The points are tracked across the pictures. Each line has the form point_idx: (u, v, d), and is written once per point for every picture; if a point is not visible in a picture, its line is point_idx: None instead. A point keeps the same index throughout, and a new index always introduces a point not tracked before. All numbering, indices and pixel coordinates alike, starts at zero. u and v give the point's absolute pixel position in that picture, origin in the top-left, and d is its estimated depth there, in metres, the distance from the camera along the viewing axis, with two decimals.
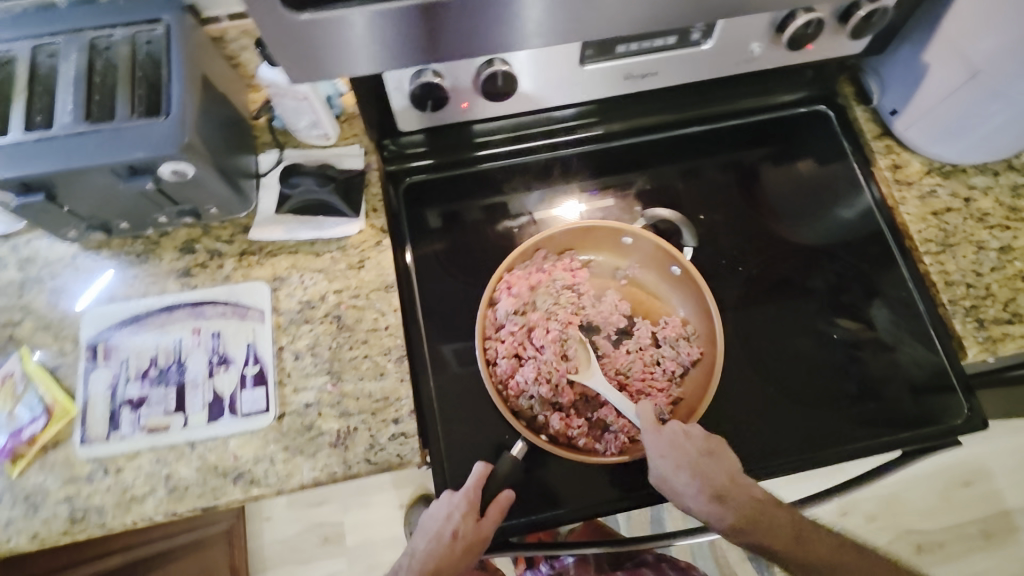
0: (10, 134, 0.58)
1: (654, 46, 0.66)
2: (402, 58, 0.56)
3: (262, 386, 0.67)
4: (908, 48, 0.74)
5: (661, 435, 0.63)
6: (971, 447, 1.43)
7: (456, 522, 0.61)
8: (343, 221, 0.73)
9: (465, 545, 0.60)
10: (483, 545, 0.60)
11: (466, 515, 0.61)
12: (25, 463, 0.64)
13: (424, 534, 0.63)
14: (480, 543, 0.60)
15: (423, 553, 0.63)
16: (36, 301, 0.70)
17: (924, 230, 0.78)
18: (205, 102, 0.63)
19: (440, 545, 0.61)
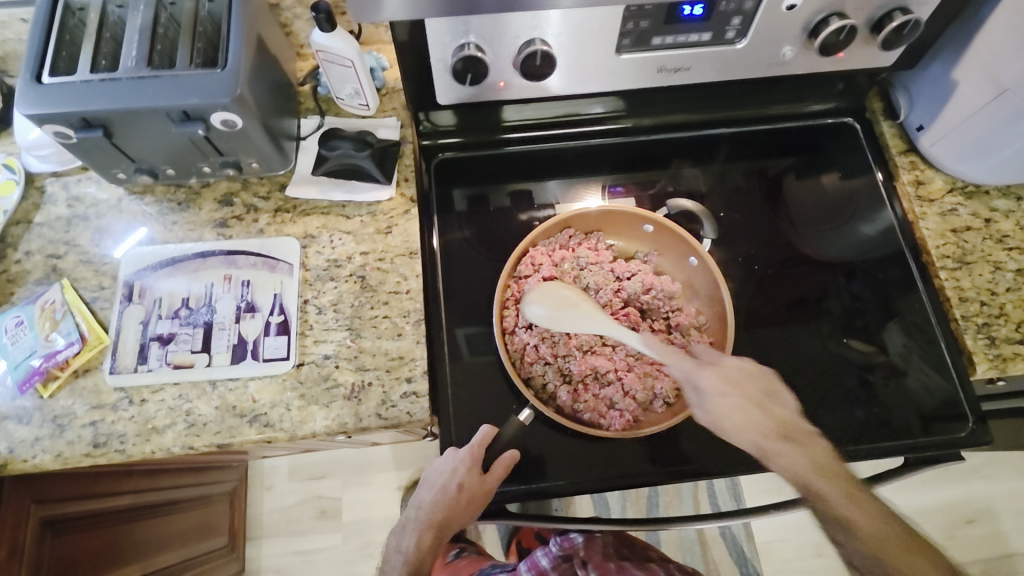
0: (78, 73, 0.62)
1: (689, 41, 0.69)
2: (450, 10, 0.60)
3: (285, 335, 0.70)
4: (938, 66, 0.76)
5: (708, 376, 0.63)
6: (977, 485, 1.41)
7: (462, 475, 0.65)
8: (375, 186, 0.76)
9: (469, 496, 0.64)
10: (485, 498, 0.64)
11: (470, 470, 0.65)
12: (56, 386, 0.67)
13: (430, 486, 0.67)
14: (484, 495, 0.64)
15: (429, 503, 0.67)
16: (80, 237, 0.74)
17: (942, 245, 0.79)
18: (258, 61, 0.67)
19: (446, 495, 0.65)
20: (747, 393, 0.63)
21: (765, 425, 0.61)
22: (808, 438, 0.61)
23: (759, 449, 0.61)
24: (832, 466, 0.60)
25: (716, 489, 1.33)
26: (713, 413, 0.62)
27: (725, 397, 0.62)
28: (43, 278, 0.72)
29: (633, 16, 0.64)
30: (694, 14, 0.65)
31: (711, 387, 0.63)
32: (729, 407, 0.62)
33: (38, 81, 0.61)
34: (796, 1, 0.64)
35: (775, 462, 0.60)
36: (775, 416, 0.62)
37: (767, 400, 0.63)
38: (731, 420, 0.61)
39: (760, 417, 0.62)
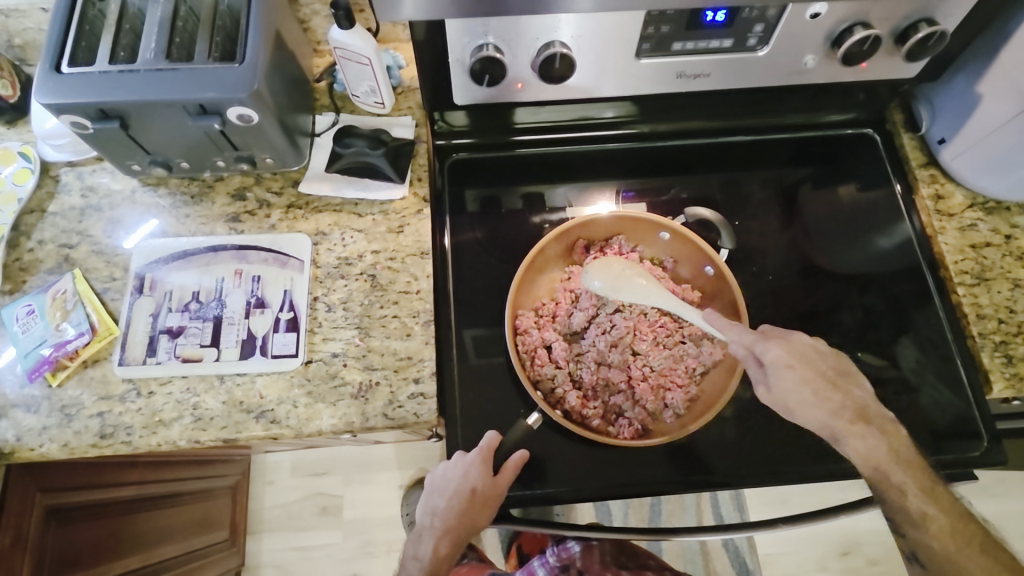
0: (96, 64, 0.62)
1: (709, 47, 0.68)
2: (469, 10, 0.59)
3: (294, 332, 0.69)
4: (963, 79, 0.75)
5: (780, 354, 0.62)
6: (984, 503, 1.39)
7: (473, 480, 0.64)
8: (388, 185, 0.76)
9: (482, 500, 0.64)
10: (497, 501, 0.65)
11: (481, 473, 0.64)
12: (65, 375, 0.67)
13: (441, 492, 0.67)
14: (495, 499, 0.65)
15: (444, 510, 0.67)
16: (93, 228, 0.74)
17: (961, 260, 0.78)
18: (276, 56, 0.66)
19: (459, 500, 0.65)
20: (819, 371, 0.62)
21: (842, 404, 0.61)
22: (884, 423, 0.61)
23: (828, 430, 0.60)
24: (905, 450, 0.60)
25: (720, 499, 1.32)
26: (777, 389, 0.62)
27: (793, 374, 0.61)
28: (55, 267, 0.72)
29: (655, 20, 0.64)
30: (716, 20, 0.64)
31: (775, 361, 0.62)
32: (795, 384, 0.61)
33: (57, 70, 0.61)
34: (820, 10, 0.63)
35: (847, 445, 0.60)
36: (852, 397, 0.62)
37: (842, 380, 0.62)
38: (799, 398, 0.61)
39: (835, 397, 0.61)
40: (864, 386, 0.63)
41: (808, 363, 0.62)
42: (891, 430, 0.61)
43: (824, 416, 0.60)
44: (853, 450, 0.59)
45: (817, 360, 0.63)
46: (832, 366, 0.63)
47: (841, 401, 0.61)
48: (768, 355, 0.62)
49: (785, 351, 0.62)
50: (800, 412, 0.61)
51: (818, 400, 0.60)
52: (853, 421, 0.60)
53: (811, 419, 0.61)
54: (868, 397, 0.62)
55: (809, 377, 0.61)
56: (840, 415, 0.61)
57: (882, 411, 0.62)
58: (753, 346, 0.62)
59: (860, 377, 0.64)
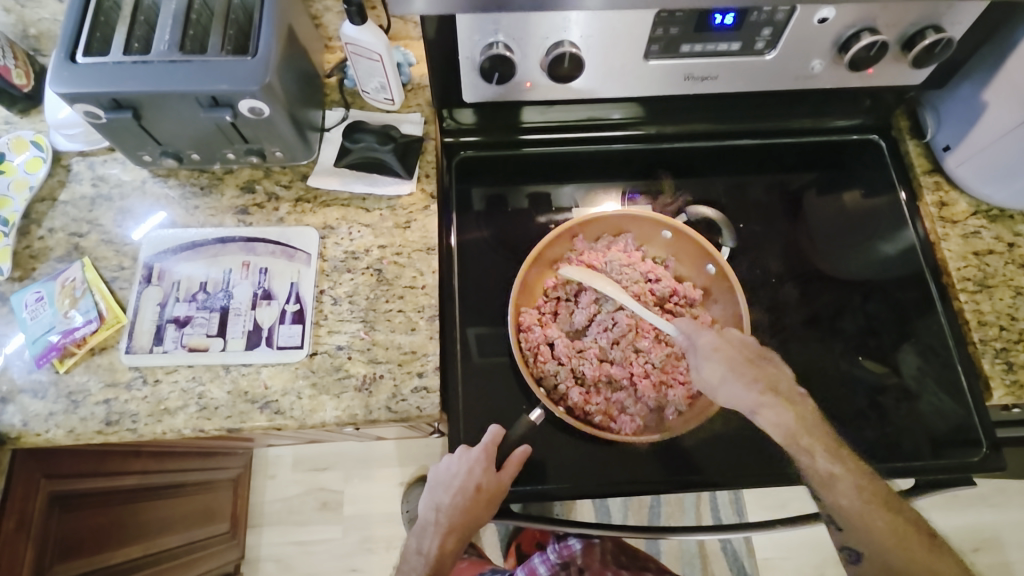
0: (111, 54, 0.62)
1: (718, 50, 0.69)
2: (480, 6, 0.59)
3: (300, 324, 0.70)
4: (968, 86, 0.75)
5: (714, 339, 0.67)
6: (984, 513, 1.39)
7: (478, 476, 0.65)
8: (396, 181, 0.77)
9: (487, 496, 0.65)
10: (501, 497, 0.65)
11: (486, 469, 0.65)
12: (72, 361, 0.67)
13: (445, 487, 0.67)
14: (500, 494, 0.65)
15: (449, 506, 0.68)
16: (103, 217, 0.75)
17: (963, 268, 0.78)
18: (288, 51, 0.67)
19: (464, 497, 0.65)
20: (737, 352, 0.66)
21: (756, 380, 0.64)
22: (795, 396, 0.65)
23: (752, 406, 0.64)
24: (814, 421, 0.64)
25: (719, 503, 1.32)
26: (705, 372, 0.66)
27: (716, 356, 0.66)
28: (65, 255, 0.73)
29: (664, 22, 0.64)
30: (725, 23, 0.65)
31: (705, 346, 0.67)
32: (714, 364, 0.65)
33: (72, 60, 0.62)
34: (828, 15, 0.64)
35: (762, 417, 0.63)
36: (767, 374, 0.65)
37: (759, 360, 0.66)
38: (719, 377, 0.65)
39: (750, 371, 0.65)
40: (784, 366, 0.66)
41: (731, 345, 0.66)
42: (798, 400, 0.65)
43: (740, 392, 0.64)
44: (767, 421, 0.63)
45: (741, 347, 0.66)
46: (753, 350, 0.67)
47: (756, 374, 0.65)
48: (701, 340, 0.68)
49: (714, 337, 0.67)
50: (720, 392, 0.65)
51: (733, 377, 0.64)
52: (761, 394, 0.64)
53: (730, 397, 0.65)
54: (781, 372, 0.66)
55: (728, 355, 0.65)
56: (752, 388, 0.64)
57: (793, 385, 0.65)
58: (691, 334, 0.69)
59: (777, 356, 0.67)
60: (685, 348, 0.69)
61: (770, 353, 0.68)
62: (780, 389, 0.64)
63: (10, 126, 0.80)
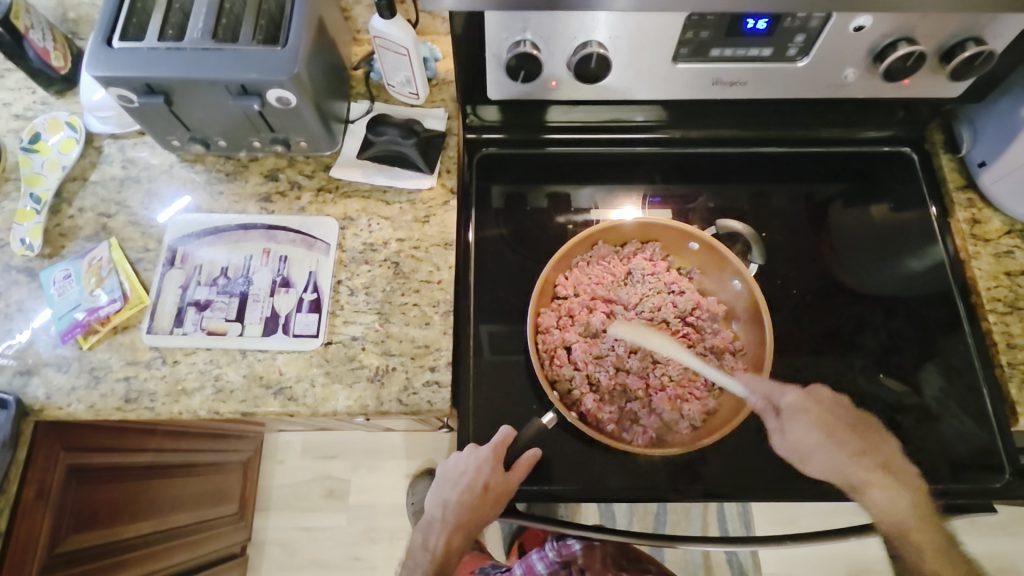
0: (145, 40, 0.64)
1: (748, 55, 0.67)
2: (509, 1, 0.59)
3: (316, 313, 0.71)
4: (1007, 101, 0.73)
5: (797, 398, 0.65)
6: (1002, 540, 1.35)
7: (486, 475, 0.65)
8: (417, 175, 0.77)
9: (495, 495, 0.65)
10: (508, 497, 0.65)
11: (494, 469, 0.65)
12: (95, 339, 0.69)
13: (452, 485, 0.67)
14: (507, 494, 0.65)
15: (456, 504, 0.67)
16: (131, 199, 0.77)
17: (994, 287, 0.76)
18: (317, 42, 0.68)
19: (472, 495, 0.65)
20: (835, 420, 0.65)
21: (861, 450, 0.64)
22: (904, 473, 0.64)
23: (848, 479, 0.64)
24: (923, 504, 0.63)
25: (727, 514, 1.30)
26: (792, 435, 0.65)
27: (806, 419, 0.64)
28: (93, 235, 0.75)
29: (694, 25, 0.63)
30: (757, 28, 0.64)
31: (791, 406, 0.65)
32: (806, 427, 0.64)
33: (108, 44, 0.63)
34: (864, 23, 0.62)
35: (871, 496, 0.63)
36: (875, 445, 0.65)
37: (861, 430, 0.65)
38: (812, 442, 0.64)
39: (853, 442, 0.64)
40: (885, 439, 0.66)
41: (825, 409, 0.66)
42: (908, 478, 0.64)
43: (844, 464, 0.63)
44: (885, 501, 0.62)
45: (833, 410, 0.66)
46: (849, 416, 0.66)
47: (860, 447, 0.64)
48: (786, 400, 0.65)
49: (801, 397, 0.65)
50: (808, 457, 0.65)
51: (830, 445, 0.64)
52: (873, 470, 0.63)
53: (826, 466, 0.64)
54: (896, 449, 0.65)
55: (823, 421, 0.64)
56: (863, 462, 0.64)
57: (907, 461, 0.65)
58: (771, 393, 0.65)
59: (882, 429, 0.66)
60: (762, 406, 0.66)
61: (870, 419, 0.67)
62: (896, 470, 0.64)
63: (47, 107, 0.82)
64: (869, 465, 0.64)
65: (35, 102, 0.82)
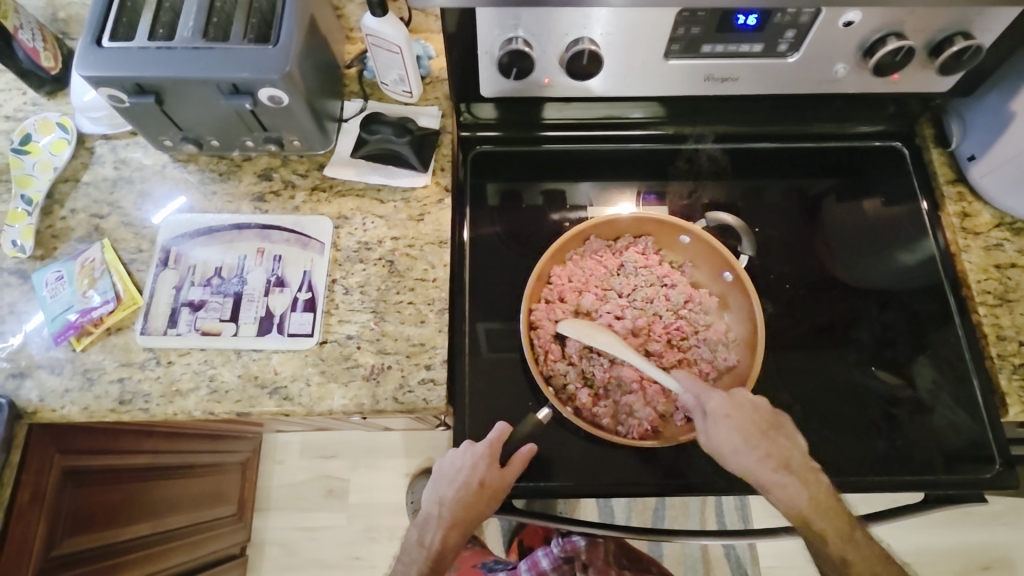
0: (136, 40, 0.63)
1: (739, 51, 0.68)
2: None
3: (311, 312, 0.70)
4: (996, 95, 0.74)
5: (722, 401, 0.63)
6: (996, 530, 1.36)
7: (482, 471, 0.65)
8: (411, 173, 0.77)
9: (492, 492, 0.65)
10: (504, 493, 0.65)
11: (490, 465, 0.65)
12: (89, 340, 0.69)
13: (448, 481, 0.67)
14: (504, 490, 0.65)
15: (452, 499, 0.66)
16: (124, 200, 0.76)
17: (984, 280, 0.77)
18: (309, 40, 0.67)
19: (468, 492, 0.65)
20: (752, 422, 0.63)
21: (768, 453, 0.62)
22: (807, 473, 0.62)
23: (760, 481, 0.62)
24: (830, 503, 0.61)
25: (724, 508, 1.31)
26: (714, 437, 0.62)
27: (728, 423, 0.62)
28: (86, 236, 0.74)
29: (686, 21, 0.64)
30: (748, 24, 0.64)
31: (715, 410, 0.63)
32: (727, 432, 0.61)
33: (98, 44, 0.63)
34: (854, 18, 0.63)
35: (774, 496, 0.62)
36: (777, 445, 0.62)
37: (771, 432, 0.63)
38: (730, 446, 0.61)
39: (762, 445, 0.62)
40: (797, 440, 0.64)
41: (744, 412, 0.63)
42: (814, 479, 0.62)
43: (753, 467, 0.61)
44: (780, 501, 0.61)
45: (751, 412, 0.63)
46: (763, 418, 0.63)
47: (767, 449, 0.62)
48: (712, 403, 0.63)
49: (728, 400, 0.63)
50: (727, 459, 0.62)
51: (745, 448, 0.61)
52: (774, 472, 0.61)
53: (742, 468, 0.62)
54: (795, 447, 0.63)
55: (744, 426, 0.62)
56: (764, 463, 0.62)
57: (808, 460, 0.63)
58: (701, 396, 0.64)
59: (790, 429, 0.64)
60: (691, 406, 0.64)
61: (784, 419, 0.65)
62: (794, 467, 0.62)
63: (38, 108, 0.82)
64: (773, 466, 0.62)
65: (26, 103, 0.82)
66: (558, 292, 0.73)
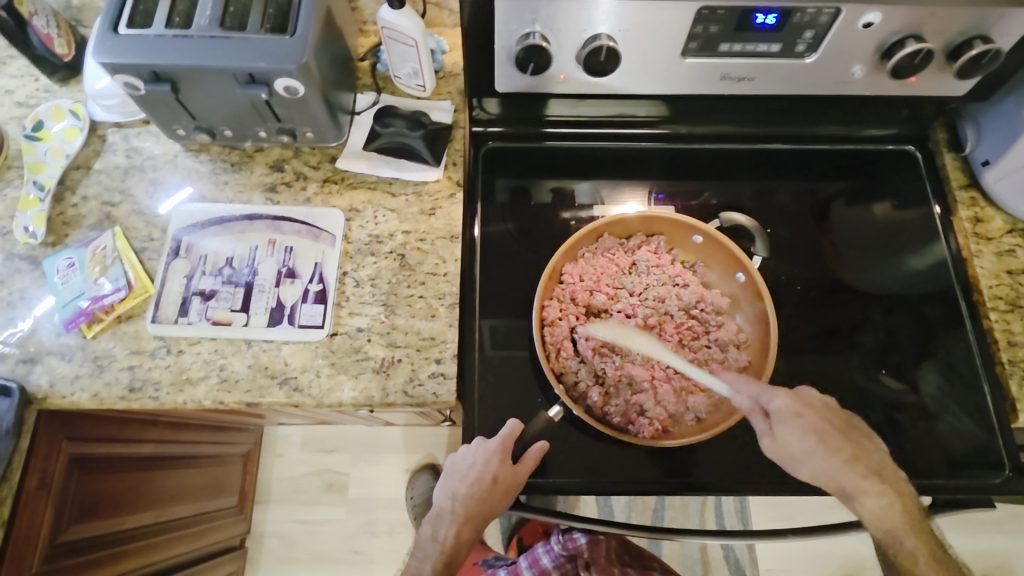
0: (152, 28, 0.63)
1: (757, 51, 0.68)
2: None
3: (322, 304, 0.70)
4: (1012, 100, 0.73)
5: (791, 402, 0.62)
6: (995, 537, 1.36)
7: (494, 467, 0.65)
8: (423, 167, 0.77)
9: (504, 488, 0.65)
10: (516, 490, 0.65)
11: (503, 461, 0.65)
12: (100, 328, 0.69)
13: (461, 477, 0.66)
14: (516, 486, 0.65)
15: (465, 495, 0.66)
16: (135, 188, 0.76)
17: (995, 286, 0.77)
18: (325, 31, 0.67)
19: (480, 488, 0.65)
20: (827, 423, 0.62)
21: (848, 455, 0.61)
22: (896, 481, 0.62)
23: (846, 487, 0.61)
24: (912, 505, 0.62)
25: (724, 509, 1.31)
26: (782, 439, 0.62)
27: (798, 423, 0.61)
28: (97, 224, 0.74)
29: (704, 19, 0.63)
30: (767, 23, 0.64)
31: (781, 411, 0.62)
32: (800, 434, 0.61)
33: (114, 31, 0.63)
34: (873, 19, 0.63)
35: (860, 502, 0.61)
36: (863, 450, 0.62)
37: (849, 432, 0.63)
38: (804, 449, 0.61)
39: (845, 448, 0.62)
40: (874, 441, 0.64)
41: (816, 412, 0.63)
42: (896, 482, 0.63)
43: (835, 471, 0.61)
44: (865, 508, 0.61)
45: (823, 412, 0.63)
46: (837, 419, 0.63)
47: (852, 452, 0.62)
48: (775, 404, 0.62)
49: (796, 401, 0.62)
50: (798, 461, 0.62)
51: (822, 452, 0.61)
52: (863, 476, 0.61)
53: (816, 472, 0.61)
54: (880, 451, 0.63)
55: (817, 426, 0.61)
56: (852, 468, 0.61)
57: (890, 463, 0.63)
58: (760, 396, 0.63)
59: (862, 428, 0.65)
60: (749, 406, 0.63)
61: (857, 422, 0.65)
62: (884, 476, 0.62)
63: (50, 94, 0.81)
64: (859, 471, 0.62)
65: (38, 89, 0.82)
66: (569, 290, 0.73)
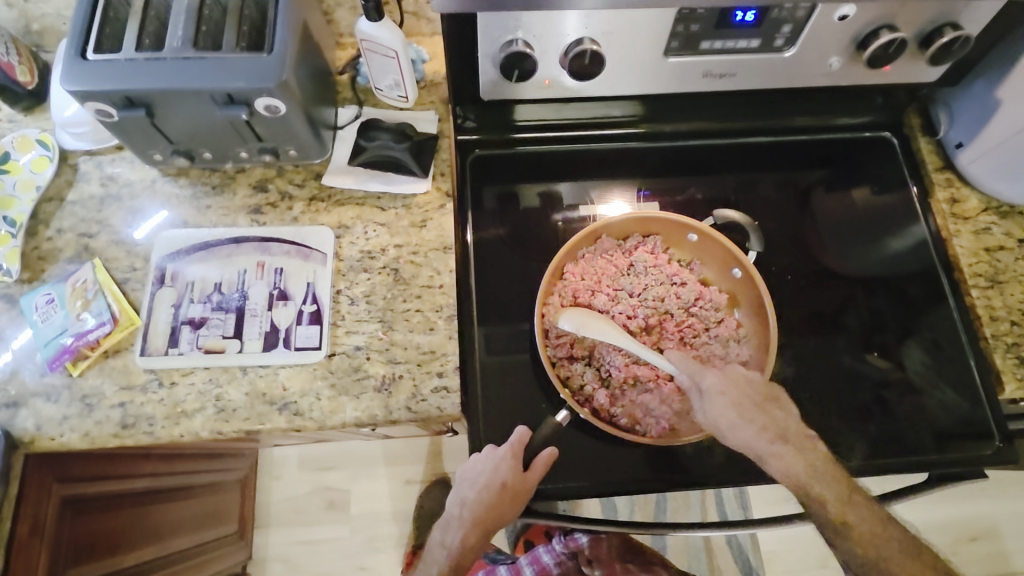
0: (123, 51, 0.61)
1: (737, 47, 0.69)
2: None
3: (317, 324, 0.69)
4: (982, 83, 0.76)
5: (718, 379, 0.63)
6: (983, 503, 1.41)
7: (505, 472, 0.65)
8: (412, 179, 0.76)
9: (514, 493, 0.64)
10: (528, 496, 0.65)
11: (513, 466, 0.65)
12: (86, 365, 0.66)
13: (470, 483, 0.66)
14: (526, 492, 0.65)
15: (473, 501, 0.66)
16: (113, 218, 0.74)
17: (975, 264, 0.79)
18: (302, 46, 0.65)
19: (491, 493, 0.65)
20: (748, 396, 0.63)
21: (763, 425, 0.61)
22: (805, 445, 0.62)
23: (756, 455, 0.61)
24: (829, 472, 0.61)
25: (724, 497, 1.33)
26: (709, 411, 0.62)
27: (724, 399, 0.62)
28: (75, 256, 0.72)
29: (685, 19, 0.64)
30: (746, 20, 0.65)
31: (710, 387, 0.63)
32: (724, 408, 0.61)
33: (83, 56, 0.61)
34: (848, 12, 0.64)
35: (771, 467, 0.61)
36: (774, 419, 0.62)
37: (768, 402, 0.63)
38: (726, 422, 0.61)
39: (759, 418, 0.61)
40: (792, 411, 0.64)
41: (739, 386, 0.63)
42: (809, 447, 0.62)
43: (752, 440, 0.61)
44: (777, 471, 0.60)
45: (743, 384, 0.63)
46: (760, 390, 0.63)
47: (763, 421, 0.61)
48: (706, 381, 0.63)
49: (717, 375, 0.63)
50: (726, 434, 0.62)
51: (743, 423, 0.61)
52: (773, 443, 0.61)
53: (736, 445, 0.61)
54: (793, 419, 0.63)
55: (737, 399, 0.62)
56: (763, 437, 0.61)
57: (801, 429, 0.62)
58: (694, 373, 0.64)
59: (785, 400, 0.64)
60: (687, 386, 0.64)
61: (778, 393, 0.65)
62: (790, 438, 0.62)
63: (15, 124, 0.78)
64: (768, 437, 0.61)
65: (2, 120, 0.79)
66: (571, 289, 0.72)
